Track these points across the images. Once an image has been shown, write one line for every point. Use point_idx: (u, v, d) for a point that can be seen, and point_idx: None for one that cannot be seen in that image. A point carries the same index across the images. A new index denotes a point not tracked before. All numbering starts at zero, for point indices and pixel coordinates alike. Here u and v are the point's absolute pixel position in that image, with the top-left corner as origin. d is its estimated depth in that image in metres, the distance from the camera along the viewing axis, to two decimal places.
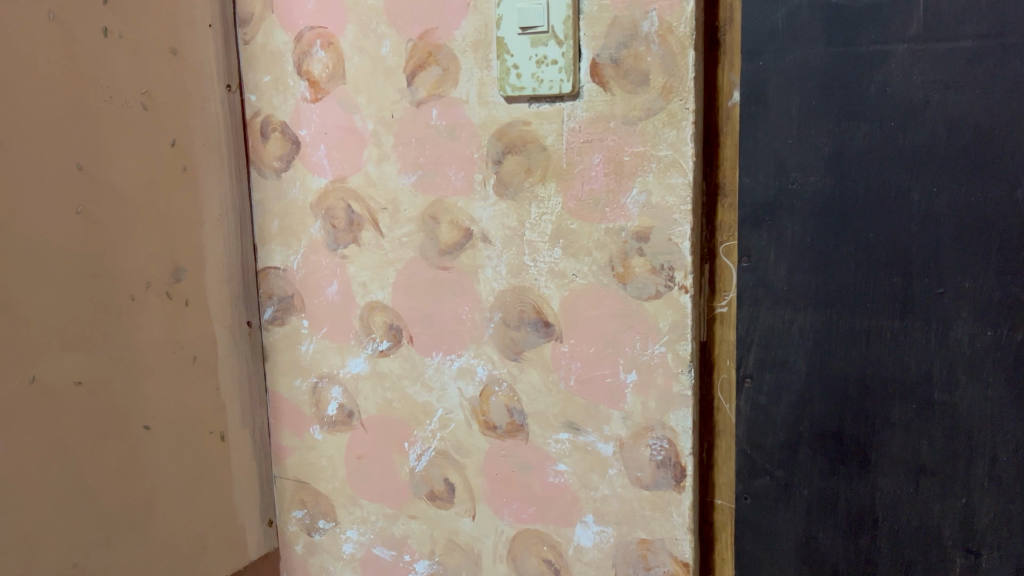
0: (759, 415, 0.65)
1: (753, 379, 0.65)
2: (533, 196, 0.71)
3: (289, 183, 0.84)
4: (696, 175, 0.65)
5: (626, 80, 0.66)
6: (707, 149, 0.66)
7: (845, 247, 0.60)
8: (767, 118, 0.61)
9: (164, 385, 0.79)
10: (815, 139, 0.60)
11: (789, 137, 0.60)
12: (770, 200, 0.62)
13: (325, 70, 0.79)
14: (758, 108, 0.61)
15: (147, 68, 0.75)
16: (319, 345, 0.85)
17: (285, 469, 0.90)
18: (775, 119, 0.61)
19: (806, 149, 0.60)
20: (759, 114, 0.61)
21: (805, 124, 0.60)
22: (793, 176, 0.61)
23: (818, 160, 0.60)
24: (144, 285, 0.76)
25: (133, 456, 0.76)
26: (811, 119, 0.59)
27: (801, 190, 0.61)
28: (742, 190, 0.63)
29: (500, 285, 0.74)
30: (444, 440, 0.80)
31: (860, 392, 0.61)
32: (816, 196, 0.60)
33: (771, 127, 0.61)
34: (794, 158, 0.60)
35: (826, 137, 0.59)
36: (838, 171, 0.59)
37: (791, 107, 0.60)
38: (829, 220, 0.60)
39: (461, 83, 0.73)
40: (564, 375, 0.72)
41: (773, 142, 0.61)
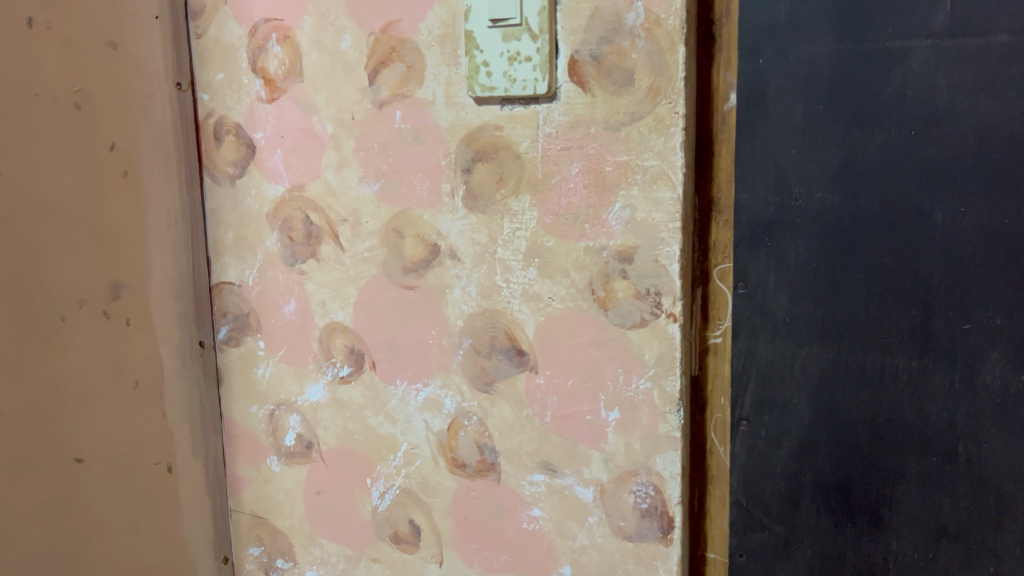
0: (756, 461, 0.57)
1: (749, 422, 0.57)
2: (506, 209, 0.63)
3: (243, 191, 0.76)
4: (686, 189, 0.57)
5: (608, 80, 0.58)
6: (700, 158, 0.58)
7: (855, 273, 0.52)
8: (766, 124, 0.53)
9: (101, 414, 0.71)
10: (822, 149, 0.51)
11: (791, 146, 0.52)
12: (769, 218, 0.54)
13: (281, 67, 0.72)
14: (757, 113, 0.53)
15: (81, 63, 0.68)
16: (276, 369, 0.78)
17: (240, 503, 0.83)
18: (775, 126, 0.53)
19: (811, 160, 0.52)
20: (758, 119, 0.53)
21: (810, 131, 0.52)
22: (795, 190, 0.53)
23: (825, 172, 0.52)
24: (77, 304, 0.69)
25: (65, 493, 0.68)
26: (817, 126, 0.51)
27: (805, 206, 0.53)
28: (738, 206, 0.55)
29: (469, 307, 0.66)
30: (409, 478, 0.72)
31: (871, 441, 0.53)
32: (822, 215, 0.52)
33: (771, 136, 0.53)
34: (797, 169, 0.52)
35: (834, 146, 0.51)
36: (848, 186, 0.51)
37: (795, 113, 0.52)
38: (837, 242, 0.52)
39: (427, 82, 0.65)
40: (539, 411, 0.65)
41: (773, 151, 0.53)
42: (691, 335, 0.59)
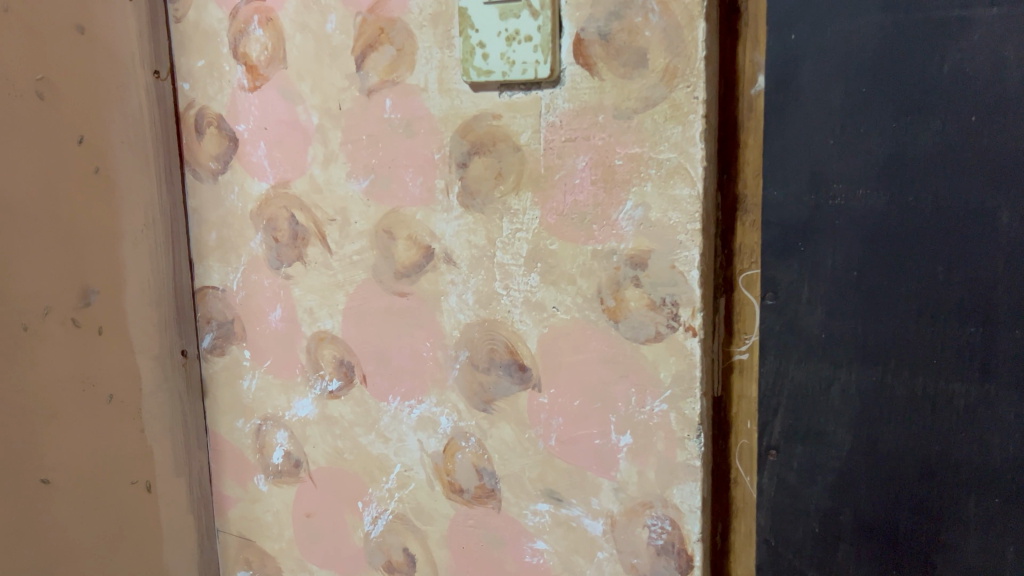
0: (787, 496, 0.50)
1: (779, 452, 0.50)
2: (505, 207, 0.57)
3: (226, 188, 0.70)
4: (708, 185, 0.49)
5: (618, 61, 0.51)
6: (722, 149, 0.51)
7: (903, 284, 0.44)
8: (800, 111, 0.46)
9: (71, 432, 0.65)
10: (865, 139, 0.44)
11: (828, 135, 0.45)
12: (802, 219, 0.47)
13: (264, 52, 0.66)
14: (790, 98, 0.46)
15: (44, 50, 0.62)
16: (262, 381, 0.72)
17: (227, 523, 0.77)
18: (810, 112, 0.45)
19: (852, 152, 0.45)
20: (791, 105, 0.46)
21: (851, 118, 0.44)
22: (833, 187, 0.45)
23: (868, 166, 0.44)
24: (44, 312, 0.63)
25: (29, 517, 0.63)
26: (859, 112, 0.44)
27: (846, 206, 0.45)
28: (766, 205, 0.48)
29: (466, 317, 0.60)
30: (403, 503, 0.66)
31: (921, 477, 0.46)
32: (865, 216, 0.45)
33: (805, 124, 0.46)
34: (836, 163, 0.45)
35: (879, 136, 0.44)
36: (895, 182, 0.44)
37: (833, 97, 0.45)
38: (882, 248, 0.45)
39: (419, 67, 0.58)
40: (543, 433, 0.58)
41: (807, 142, 0.46)
42: (713, 351, 0.52)
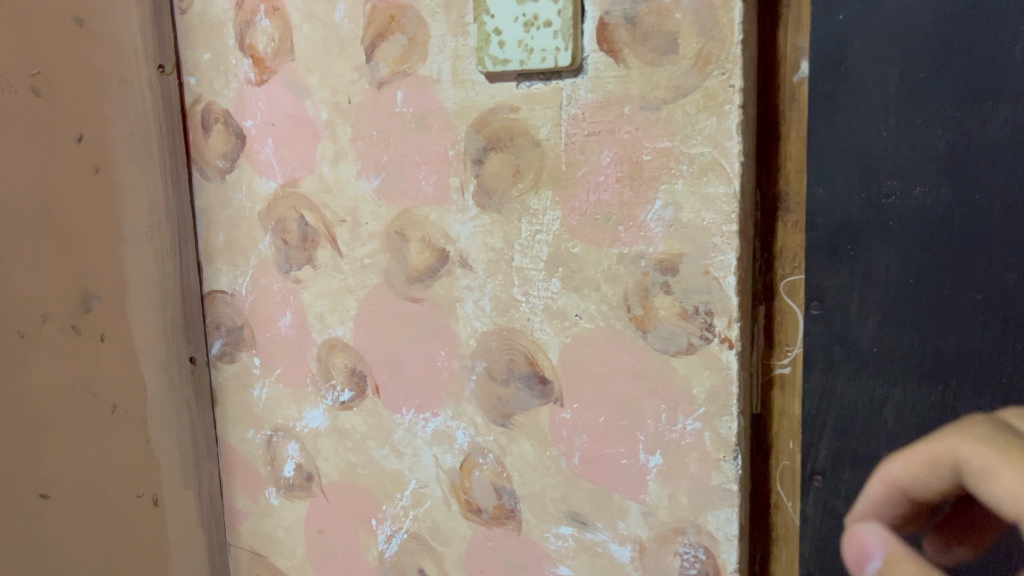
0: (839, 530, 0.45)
1: (824, 478, 0.46)
2: (523, 207, 0.52)
3: (233, 187, 0.67)
4: (745, 182, 0.45)
5: (646, 47, 0.46)
6: (761, 142, 0.46)
7: (968, 293, 0.39)
8: (849, 99, 0.41)
9: (70, 443, 0.62)
10: (924, 131, 0.39)
11: (882, 127, 0.40)
12: (852, 220, 0.42)
13: (270, 44, 0.62)
14: (839, 84, 0.41)
15: (38, 44, 0.59)
16: (272, 391, 0.68)
17: (239, 537, 0.74)
18: (862, 100, 0.40)
19: (909, 145, 0.40)
20: (840, 92, 0.41)
21: (908, 107, 0.39)
22: (887, 184, 0.41)
23: (928, 161, 0.39)
24: (40, 318, 0.60)
25: (26, 532, 0.60)
26: (917, 100, 0.39)
27: (902, 206, 0.40)
28: (810, 204, 0.43)
29: (483, 325, 0.56)
30: (417, 522, 0.62)
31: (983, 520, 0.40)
32: (925, 217, 0.40)
33: (855, 114, 0.41)
34: (890, 157, 0.40)
35: (941, 127, 0.39)
36: (960, 179, 0.39)
37: (888, 82, 0.40)
38: (944, 253, 0.40)
39: (431, 56, 0.54)
40: (565, 451, 0.54)
41: (857, 134, 0.41)
42: (750, 364, 0.47)
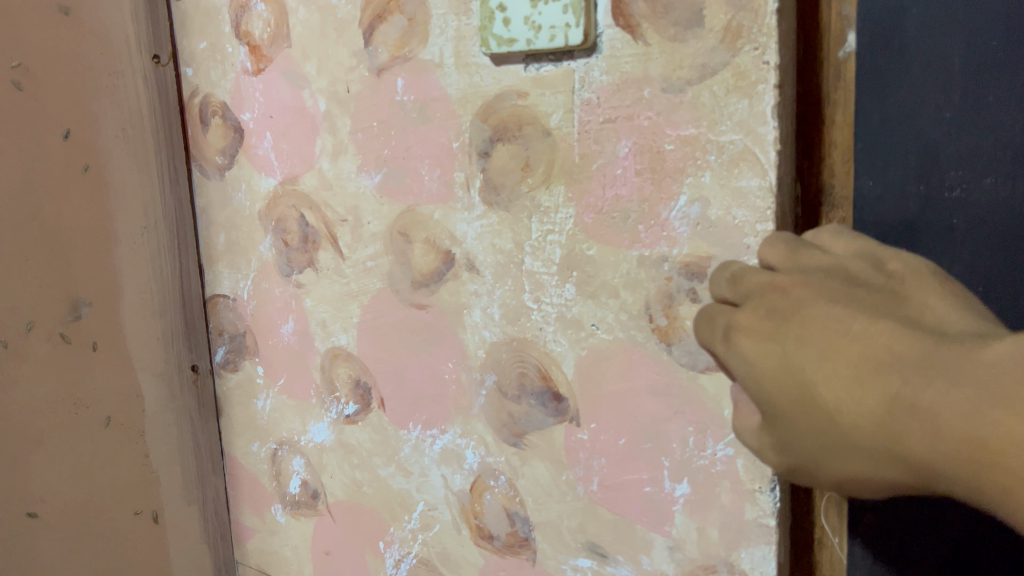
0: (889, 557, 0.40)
1: (877, 513, 0.40)
2: (533, 205, 0.47)
3: (233, 185, 0.62)
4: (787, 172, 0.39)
5: (666, 20, 0.40)
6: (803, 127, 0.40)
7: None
8: (903, 75, 0.34)
9: (57, 459, 0.59)
10: (993, 110, 0.33)
11: (943, 107, 0.34)
12: (906, 218, 0.35)
13: (266, 29, 0.57)
14: (891, 58, 0.34)
15: (19, 34, 0.55)
16: (276, 402, 0.64)
17: (246, 555, 0.70)
18: (918, 77, 0.34)
19: (977, 129, 0.33)
20: (891, 68, 0.35)
21: (975, 83, 0.33)
22: (950, 176, 0.34)
23: (1000, 146, 0.33)
24: (25, 327, 0.57)
25: (8, 551, 0.57)
26: (985, 74, 0.33)
27: (968, 200, 0.34)
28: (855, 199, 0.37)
29: (492, 335, 0.51)
30: (426, 547, 0.57)
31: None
32: (998, 212, 0.33)
33: (911, 93, 0.34)
34: (953, 143, 0.34)
35: (1017, 105, 0.32)
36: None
37: (952, 54, 0.33)
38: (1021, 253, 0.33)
39: (432, 39, 0.49)
40: (582, 476, 0.48)
41: (913, 117, 0.34)
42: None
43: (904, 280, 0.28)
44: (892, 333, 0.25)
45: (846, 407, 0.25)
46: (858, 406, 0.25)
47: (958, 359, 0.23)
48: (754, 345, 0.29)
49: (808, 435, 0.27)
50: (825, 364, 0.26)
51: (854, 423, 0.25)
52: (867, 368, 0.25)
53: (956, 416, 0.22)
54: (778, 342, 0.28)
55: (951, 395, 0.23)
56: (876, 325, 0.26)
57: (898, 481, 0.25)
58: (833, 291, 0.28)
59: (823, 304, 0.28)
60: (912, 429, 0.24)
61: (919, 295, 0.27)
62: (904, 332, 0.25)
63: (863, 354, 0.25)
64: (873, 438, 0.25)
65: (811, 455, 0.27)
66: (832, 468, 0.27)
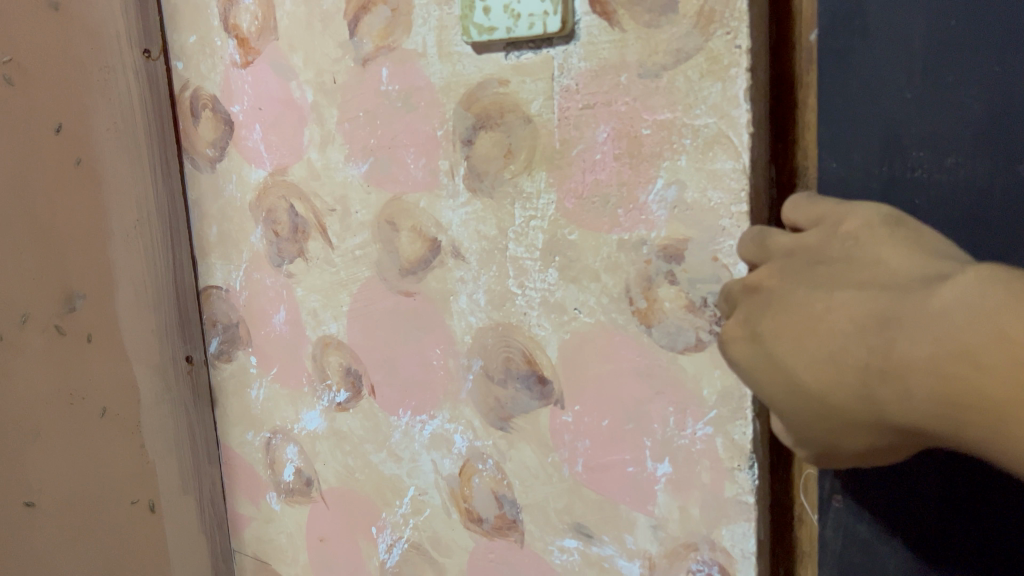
0: (856, 553, 0.39)
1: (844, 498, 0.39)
2: (517, 190, 0.48)
3: (224, 177, 0.63)
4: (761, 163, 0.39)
5: (642, 6, 0.41)
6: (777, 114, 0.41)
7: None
8: (864, 55, 0.35)
9: (54, 450, 0.60)
10: (956, 91, 0.33)
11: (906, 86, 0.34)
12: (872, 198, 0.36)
13: (254, 22, 0.58)
14: (850, 36, 0.35)
15: (13, 28, 0.56)
16: (269, 391, 0.65)
17: (243, 543, 0.71)
18: (882, 56, 0.34)
19: (940, 110, 0.33)
20: (853, 49, 0.35)
21: (938, 62, 0.33)
22: (913, 157, 0.34)
23: (964, 128, 0.33)
24: (21, 320, 0.57)
25: (9, 544, 0.57)
26: (948, 55, 0.33)
27: (932, 181, 0.34)
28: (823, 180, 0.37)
29: (478, 320, 0.51)
30: (418, 531, 0.58)
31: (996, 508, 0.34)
32: (965, 195, 0.34)
33: (873, 75, 0.35)
34: (917, 122, 0.34)
35: (980, 86, 0.32)
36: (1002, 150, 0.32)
37: (913, 36, 0.33)
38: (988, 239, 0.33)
39: (415, 28, 0.50)
40: (568, 458, 0.49)
41: (876, 98, 0.35)
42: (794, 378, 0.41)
43: (858, 239, 0.29)
44: (860, 299, 0.26)
45: (826, 384, 0.26)
46: (840, 386, 0.26)
47: (912, 308, 0.25)
48: (740, 347, 0.30)
49: (806, 421, 0.28)
50: (804, 356, 0.27)
51: (840, 403, 0.26)
52: (836, 346, 0.26)
53: (923, 374, 0.24)
54: (761, 346, 0.29)
55: (918, 343, 0.24)
56: (836, 299, 0.27)
57: (899, 441, 0.26)
58: (800, 275, 0.29)
59: (794, 292, 0.29)
60: (887, 391, 0.25)
61: (872, 247, 0.28)
62: (862, 297, 0.26)
63: (832, 329, 0.26)
64: (861, 412, 0.26)
65: (820, 440, 0.28)
66: (842, 446, 0.27)
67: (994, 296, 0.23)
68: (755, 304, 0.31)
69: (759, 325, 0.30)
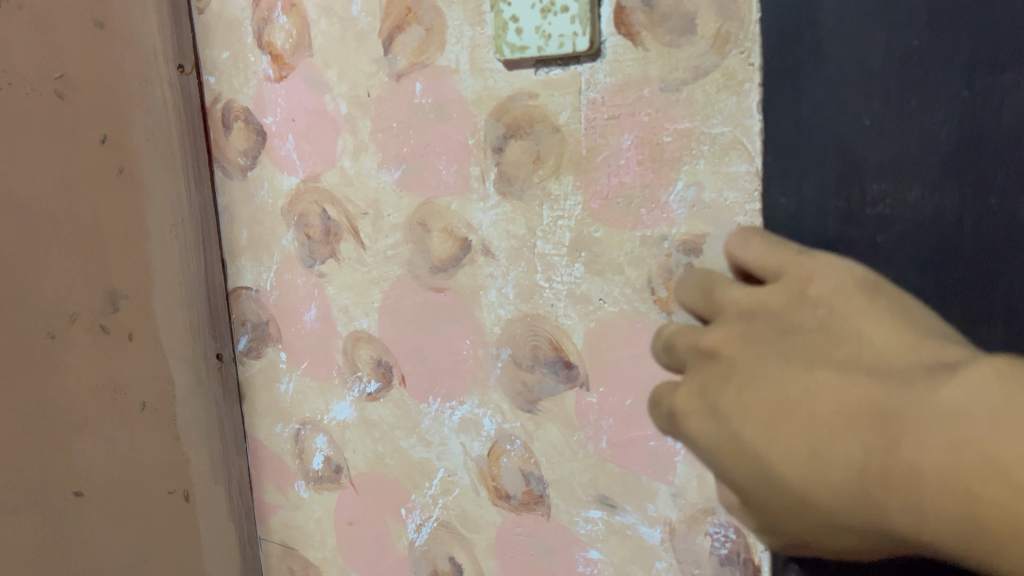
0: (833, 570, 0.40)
1: None
2: (545, 193, 0.53)
3: (256, 184, 0.67)
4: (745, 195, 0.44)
5: (663, 28, 0.46)
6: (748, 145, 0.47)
7: (988, 322, 0.34)
8: (822, 84, 0.36)
9: (98, 442, 0.63)
10: (914, 123, 0.34)
11: (865, 118, 0.35)
12: (830, 230, 0.37)
13: (289, 40, 0.62)
14: (806, 60, 0.37)
15: (62, 44, 0.59)
16: (299, 385, 0.69)
17: (270, 531, 0.75)
18: (838, 87, 0.36)
19: (900, 138, 0.35)
20: (805, 70, 0.37)
21: (893, 87, 0.34)
22: (873, 186, 0.36)
23: (926, 158, 0.34)
24: (68, 319, 0.61)
25: (57, 531, 0.61)
26: (907, 87, 0.34)
27: (892, 211, 0.35)
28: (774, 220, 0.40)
29: (507, 312, 0.56)
30: (447, 510, 0.62)
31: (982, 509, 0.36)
32: (925, 225, 0.35)
33: (832, 99, 0.36)
34: (876, 152, 0.35)
35: (942, 114, 0.33)
36: (965, 183, 0.33)
37: (870, 59, 0.35)
38: (956, 275, 0.34)
39: (449, 47, 0.55)
40: (592, 435, 0.54)
41: (834, 125, 0.36)
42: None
43: (832, 307, 0.30)
44: (843, 386, 0.26)
45: (809, 481, 0.26)
46: (827, 488, 0.26)
47: (911, 404, 0.24)
48: (699, 422, 0.31)
49: (786, 513, 0.28)
50: (781, 447, 0.27)
51: (826, 503, 0.26)
52: (819, 440, 0.26)
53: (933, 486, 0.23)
54: (725, 425, 0.29)
55: (925, 449, 0.23)
56: (815, 382, 0.27)
57: (883, 543, 0.26)
58: (762, 343, 0.30)
59: (755, 372, 0.29)
60: (890, 499, 0.24)
61: (846, 320, 0.29)
62: (847, 381, 0.26)
63: (813, 415, 0.27)
64: (853, 515, 0.26)
65: (801, 531, 0.28)
66: (826, 538, 0.27)
67: (1012, 397, 0.23)
68: (712, 373, 0.32)
69: (722, 403, 0.30)
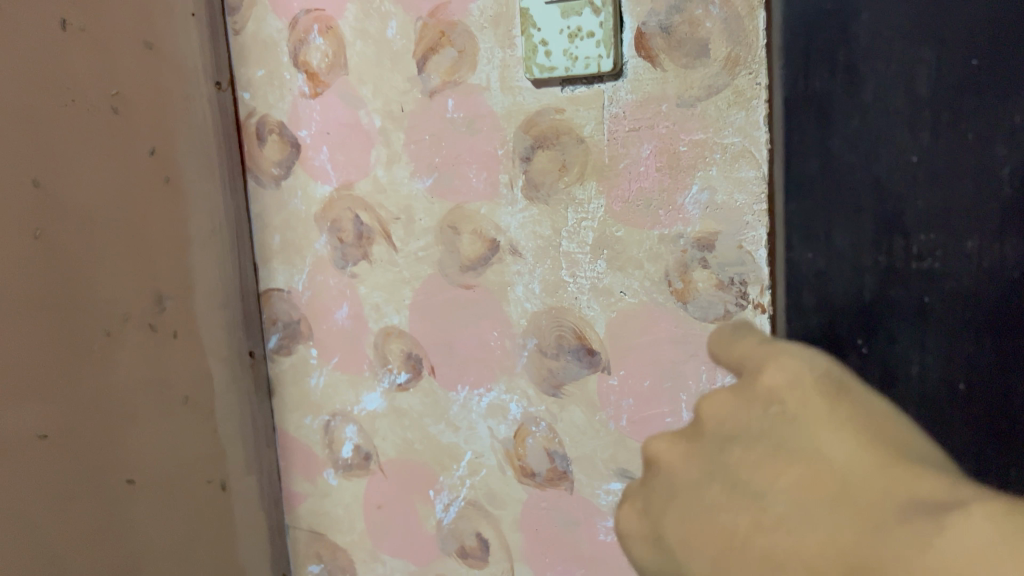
0: None
1: None
2: (569, 198, 0.59)
3: (289, 193, 0.73)
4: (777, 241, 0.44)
5: (680, 52, 0.53)
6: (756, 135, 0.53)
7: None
8: (856, 118, 0.40)
9: (149, 433, 0.67)
10: (963, 163, 0.38)
11: (912, 153, 0.39)
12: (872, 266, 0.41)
13: (324, 60, 0.68)
14: (841, 87, 0.40)
15: (115, 65, 0.64)
16: (330, 378, 0.74)
17: (297, 518, 0.79)
18: (880, 123, 0.39)
19: (953, 176, 0.38)
20: (840, 94, 0.40)
21: (942, 121, 0.38)
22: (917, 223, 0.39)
23: (983, 194, 0.38)
24: (122, 318, 0.65)
25: (113, 517, 0.65)
26: (957, 116, 0.38)
27: (944, 260, 0.39)
28: (802, 269, 0.43)
29: (533, 306, 0.62)
30: (474, 489, 0.68)
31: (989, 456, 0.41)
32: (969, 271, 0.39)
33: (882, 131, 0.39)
34: (922, 192, 0.39)
35: (1004, 151, 0.37)
36: (1018, 229, 0.37)
37: (917, 86, 0.38)
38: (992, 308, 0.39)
39: (481, 67, 0.61)
40: (613, 414, 0.60)
41: (879, 158, 0.40)
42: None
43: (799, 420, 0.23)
44: (816, 518, 0.20)
45: None
46: None
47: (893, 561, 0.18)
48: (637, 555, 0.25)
49: None
50: None
51: None
52: None
53: None
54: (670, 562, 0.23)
55: None
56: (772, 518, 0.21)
57: None
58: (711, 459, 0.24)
59: (702, 491, 0.23)
60: None
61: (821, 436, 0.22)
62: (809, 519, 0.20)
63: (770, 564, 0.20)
64: None
65: None
66: None
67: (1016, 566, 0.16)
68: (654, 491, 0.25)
69: (660, 528, 0.24)
